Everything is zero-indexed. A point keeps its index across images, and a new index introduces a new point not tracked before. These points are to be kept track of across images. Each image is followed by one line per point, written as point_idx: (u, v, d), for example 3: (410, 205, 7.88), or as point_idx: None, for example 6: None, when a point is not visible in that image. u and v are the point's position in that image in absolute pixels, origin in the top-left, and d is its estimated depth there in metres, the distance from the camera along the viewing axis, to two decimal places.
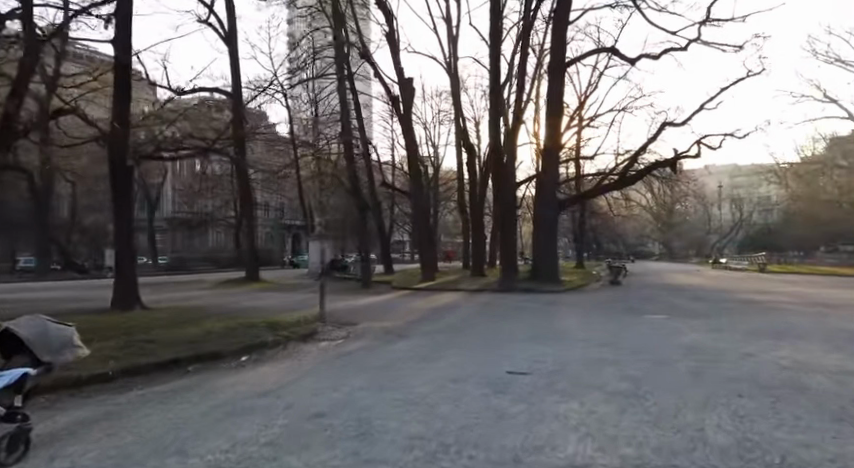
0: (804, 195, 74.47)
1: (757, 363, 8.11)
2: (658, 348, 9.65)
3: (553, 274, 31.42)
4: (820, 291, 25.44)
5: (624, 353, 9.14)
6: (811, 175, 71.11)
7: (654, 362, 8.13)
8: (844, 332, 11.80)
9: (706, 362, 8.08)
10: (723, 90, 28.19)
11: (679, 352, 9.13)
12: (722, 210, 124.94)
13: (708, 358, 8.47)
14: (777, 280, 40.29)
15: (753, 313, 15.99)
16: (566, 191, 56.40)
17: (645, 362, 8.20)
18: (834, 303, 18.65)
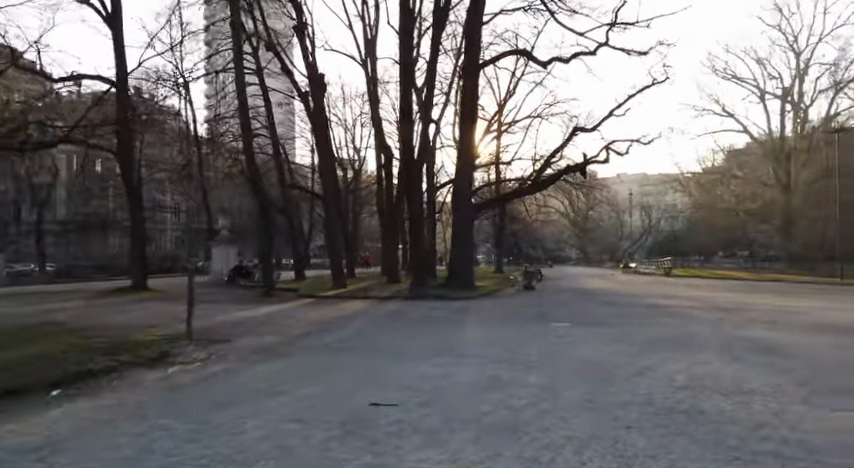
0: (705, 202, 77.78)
1: (653, 382, 7.46)
2: (553, 365, 8.90)
3: (467, 281, 30.84)
4: (719, 295, 26.47)
5: (515, 373, 8.31)
6: (711, 184, 76.30)
7: (545, 385, 7.28)
8: (739, 340, 11.68)
9: (600, 384, 7.32)
10: (630, 96, 28.89)
11: (574, 370, 8.39)
12: (633, 217, 131.52)
13: (602, 378, 7.76)
14: (681, 283, 42.13)
15: (655, 319, 15.84)
16: (486, 196, 56.68)
17: (534, 385, 7.38)
18: (727, 307, 19.08)
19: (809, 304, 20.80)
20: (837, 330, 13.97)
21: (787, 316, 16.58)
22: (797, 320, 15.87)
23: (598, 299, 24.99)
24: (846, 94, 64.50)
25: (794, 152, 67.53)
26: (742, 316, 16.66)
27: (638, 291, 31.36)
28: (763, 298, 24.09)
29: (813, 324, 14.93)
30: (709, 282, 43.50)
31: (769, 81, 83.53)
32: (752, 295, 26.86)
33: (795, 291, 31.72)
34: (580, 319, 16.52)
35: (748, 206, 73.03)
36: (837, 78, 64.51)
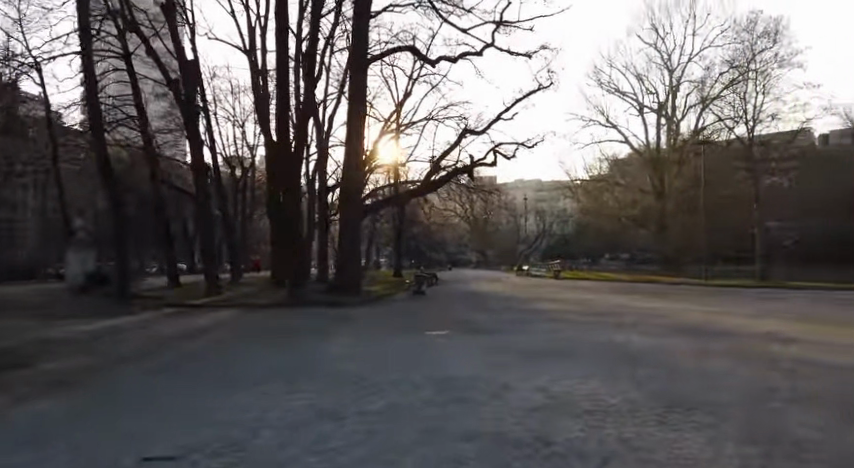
0: (591, 208, 81.71)
1: (508, 403, 6.66)
2: (407, 387, 7.88)
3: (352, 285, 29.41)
4: (599, 297, 27.14)
5: (363, 401, 7.14)
6: (596, 192, 80.54)
7: (386, 416, 6.20)
8: (606, 347, 11.40)
9: (449, 410, 6.40)
10: (517, 100, 29.15)
11: (428, 393, 7.43)
12: (529, 221, 136.60)
13: (454, 401, 6.85)
14: (568, 285, 43.62)
15: (532, 324, 15.41)
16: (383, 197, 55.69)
17: (376, 416, 6.24)
18: (602, 310, 19.28)
19: (677, 305, 21.70)
20: (699, 332, 14.26)
21: (656, 319, 16.89)
22: (666, 322, 16.15)
23: (483, 304, 24.69)
24: (711, 110, 70.80)
25: (668, 162, 74.14)
26: (615, 319, 16.78)
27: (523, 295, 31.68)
28: (637, 300, 24.95)
29: (678, 327, 15.23)
30: (592, 285, 45.33)
31: (647, 95, 90.31)
32: (627, 297, 27.89)
33: (667, 293, 33.51)
34: (459, 326, 15.82)
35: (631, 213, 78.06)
36: (704, 95, 70.68)
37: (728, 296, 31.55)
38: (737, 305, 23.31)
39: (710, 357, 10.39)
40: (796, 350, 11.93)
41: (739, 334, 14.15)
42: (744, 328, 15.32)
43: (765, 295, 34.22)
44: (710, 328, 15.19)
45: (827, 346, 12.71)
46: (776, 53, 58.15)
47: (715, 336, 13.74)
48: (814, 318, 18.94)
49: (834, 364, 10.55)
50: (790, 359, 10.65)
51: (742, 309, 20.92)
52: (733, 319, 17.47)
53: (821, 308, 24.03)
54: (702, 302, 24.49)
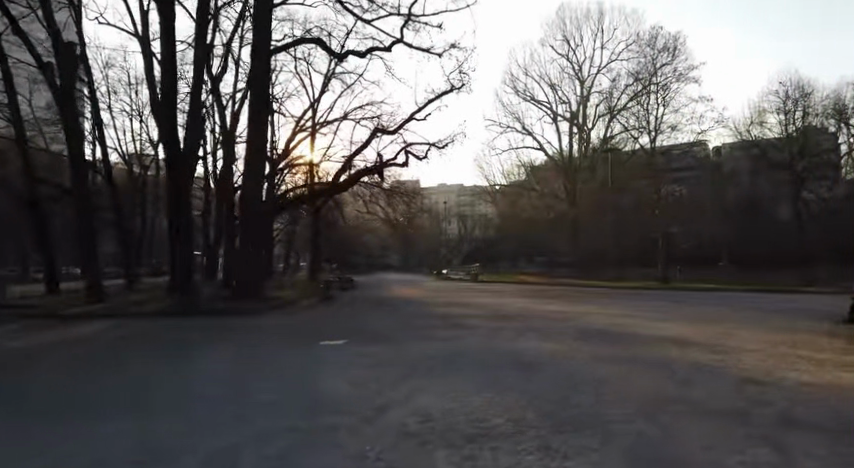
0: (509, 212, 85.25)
1: (388, 426, 5.86)
2: (278, 414, 6.83)
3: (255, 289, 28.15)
4: (510, 301, 27.04)
5: (220, 429, 5.98)
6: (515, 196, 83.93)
7: (236, 445, 5.19)
8: (505, 356, 10.85)
9: (312, 438, 5.48)
10: (430, 101, 28.57)
11: (299, 420, 6.45)
12: (450, 226, 137.85)
13: (326, 429, 5.93)
14: (483, 289, 43.77)
15: (434, 332, 14.75)
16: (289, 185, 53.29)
17: (224, 442, 5.21)
18: (508, 315, 18.90)
19: (582, 308, 21.87)
20: (601, 337, 14.05)
21: (560, 324, 16.68)
22: (570, 327, 15.96)
23: (391, 309, 23.76)
24: (618, 120, 74.24)
25: (580, 169, 77.77)
26: (519, 324, 16.38)
27: (436, 299, 31.12)
28: (545, 304, 25.01)
29: (581, 331, 15.01)
30: (505, 288, 45.75)
31: (561, 105, 93.75)
32: (537, 300, 28.00)
33: (575, 296, 34.20)
34: (358, 335, 14.85)
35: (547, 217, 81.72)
36: (611, 106, 73.96)
37: (632, 298, 32.53)
38: (639, 307, 23.88)
39: (607, 365, 10.00)
40: (689, 355, 11.89)
41: (639, 338, 14.09)
42: (642, 331, 15.39)
43: (664, 296, 35.78)
44: (612, 332, 15.09)
45: (719, 349, 12.84)
46: (675, 69, 61.96)
47: (616, 341, 13.57)
48: (708, 320, 19.58)
49: (726, 368, 10.50)
50: (684, 366, 10.49)
51: (643, 311, 21.36)
52: (634, 323, 17.60)
53: (715, 309, 25.13)
54: (607, 305, 24.88)
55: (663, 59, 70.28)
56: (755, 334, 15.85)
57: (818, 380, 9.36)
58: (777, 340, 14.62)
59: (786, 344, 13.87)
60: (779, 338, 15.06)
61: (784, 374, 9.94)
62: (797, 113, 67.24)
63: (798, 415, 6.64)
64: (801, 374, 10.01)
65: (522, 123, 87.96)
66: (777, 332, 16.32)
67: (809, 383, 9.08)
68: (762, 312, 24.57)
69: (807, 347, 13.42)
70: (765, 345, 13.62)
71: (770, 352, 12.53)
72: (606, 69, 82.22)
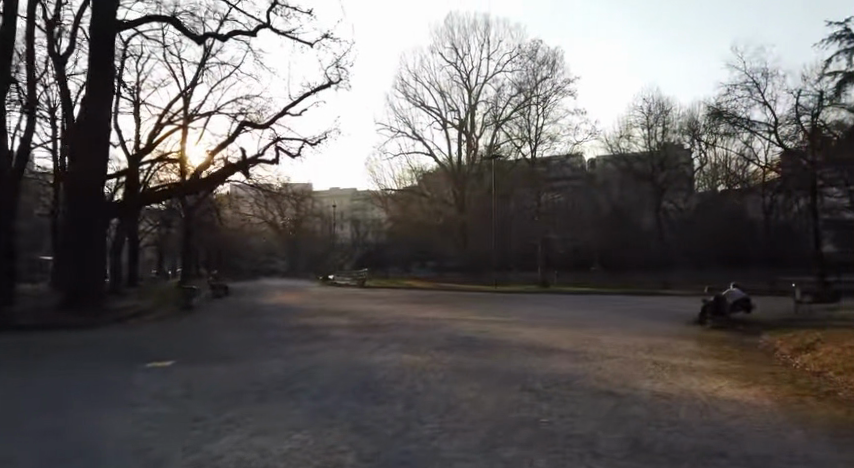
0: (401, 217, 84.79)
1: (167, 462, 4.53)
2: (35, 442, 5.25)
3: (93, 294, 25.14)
4: (387, 308, 25.93)
5: None
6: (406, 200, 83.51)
7: None
8: (355, 373, 9.71)
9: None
10: (305, 95, 26.74)
11: (56, 448, 4.94)
12: (341, 230, 134.89)
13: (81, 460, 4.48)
14: (366, 295, 42.37)
15: (289, 346, 13.29)
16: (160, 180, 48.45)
17: None
18: (376, 323, 17.76)
19: (457, 315, 21.27)
20: (467, 347, 13.36)
21: (426, 332, 15.89)
22: (437, 335, 15.21)
23: (254, 318, 21.74)
24: (503, 130, 76.49)
25: (468, 175, 79.03)
26: (384, 334, 15.30)
27: (310, 306, 29.33)
28: (421, 310, 24.22)
29: (446, 340, 14.26)
30: (388, 293, 44.74)
31: (450, 112, 95.27)
32: (414, 305, 27.17)
33: (456, 301, 33.85)
34: (201, 352, 13.02)
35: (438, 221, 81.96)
36: (497, 117, 76.14)
37: (508, 303, 32.87)
38: (512, 312, 23.80)
39: (464, 380, 9.11)
40: (553, 365, 11.41)
41: (504, 347, 13.54)
42: (508, 339, 14.94)
43: (542, 300, 36.56)
44: (478, 341, 14.45)
45: (580, 356, 12.62)
46: (555, 82, 64.95)
47: (479, 351, 12.89)
48: (576, 324, 19.78)
49: (584, 378, 10.05)
50: (543, 378, 9.90)
51: (515, 316, 21.23)
52: (504, 329, 17.24)
53: (583, 312, 25.80)
54: (482, 310, 24.58)
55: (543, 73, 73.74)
56: (617, 339, 16.05)
57: (670, 390, 9.13)
58: (635, 344, 14.82)
59: (641, 349, 14.07)
60: (638, 342, 15.28)
61: (640, 383, 9.64)
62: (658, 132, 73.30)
63: (649, 436, 6.05)
64: (654, 382, 9.83)
65: (412, 129, 88.13)
66: (636, 337, 16.66)
67: (663, 394, 8.80)
68: (625, 314, 25.59)
69: (660, 351, 13.67)
70: (622, 350, 13.68)
71: (628, 359, 12.45)
72: (492, 80, 84.81)
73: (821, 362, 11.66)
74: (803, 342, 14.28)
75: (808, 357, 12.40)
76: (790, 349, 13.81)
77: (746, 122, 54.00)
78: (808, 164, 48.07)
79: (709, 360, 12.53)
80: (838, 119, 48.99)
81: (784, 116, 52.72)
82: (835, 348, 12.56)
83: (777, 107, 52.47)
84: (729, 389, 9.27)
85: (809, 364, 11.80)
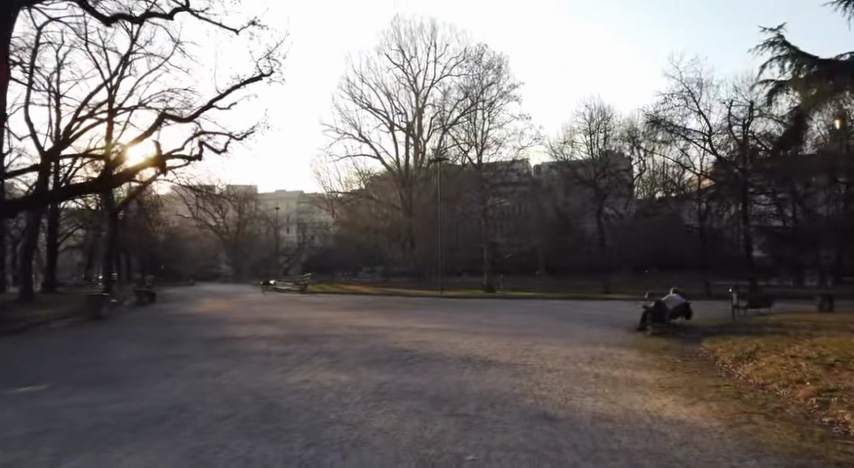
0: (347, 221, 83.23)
1: None
2: None
3: None
4: (322, 315, 24.41)
5: None
6: (353, 203, 81.75)
7: None
8: (258, 395, 8.35)
9: None
10: (233, 88, 24.94)
11: None
12: (286, 233, 131.04)
13: None
14: (306, 301, 40.62)
15: (194, 362, 11.73)
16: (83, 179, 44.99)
17: None
18: (304, 333, 16.39)
19: (394, 323, 20.05)
20: (397, 361, 12.22)
21: (357, 343, 14.66)
22: (368, 347, 13.99)
23: (173, 329, 19.92)
24: (451, 134, 76.08)
25: (415, 179, 78.31)
26: (310, 346, 13.95)
27: (240, 313, 27.54)
28: (357, 317, 22.88)
29: (377, 353, 13.09)
30: (329, 299, 43.17)
31: (398, 114, 94.41)
32: (353, 312, 25.91)
33: (397, 307, 32.62)
34: (87, 372, 11.28)
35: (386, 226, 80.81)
36: (444, 121, 75.85)
37: (451, 308, 32.13)
38: (453, 318, 22.97)
39: (384, 403, 7.96)
40: (487, 382, 10.44)
41: (438, 360, 12.52)
42: (444, 350, 13.93)
43: (486, 306, 35.84)
44: (412, 353, 13.33)
45: (518, 370, 11.72)
46: (501, 88, 65.16)
47: (411, 365, 11.77)
48: (517, 332, 19.06)
49: (520, 397, 9.07)
50: (477, 397, 8.86)
51: (454, 324, 20.29)
52: (440, 339, 16.22)
53: (526, 318, 25.24)
54: (420, 317, 23.64)
55: (489, 78, 74.02)
56: (558, 348, 15.37)
57: (613, 410, 8.29)
58: (576, 355, 14.11)
59: (582, 359, 13.35)
60: (579, 352, 14.61)
61: (580, 402, 8.78)
62: (600, 140, 74.83)
63: None
64: (595, 399, 9.00)
65: (358, 131, 86.69)
66: (577, 346, 16.02)
67: (605, 415, 7.90)
68: (568, 320, 25.17)
69: (601, 362, 13.01)
70: (563, 362, 12.93)
71: (568, 372, 11.66)
72: (440, 83, 84.54)
73: (762, 373, 11.26)
74: (742, 351, 13.97)
75: (749, 368, 11.99)
76: (731, 358, 13.45)
77: (683, 129, 55.50)
78: (740, 172, 49.83)
79: (651, 371, 11.89)
80: (766, 130, 51.08)
81: (717, 126, 54.53)
82: (777, 358, 12.18)
83: (711, 117, 54.29)
84: (674, 407, 8.53)
85: (750, 375, 11.38)
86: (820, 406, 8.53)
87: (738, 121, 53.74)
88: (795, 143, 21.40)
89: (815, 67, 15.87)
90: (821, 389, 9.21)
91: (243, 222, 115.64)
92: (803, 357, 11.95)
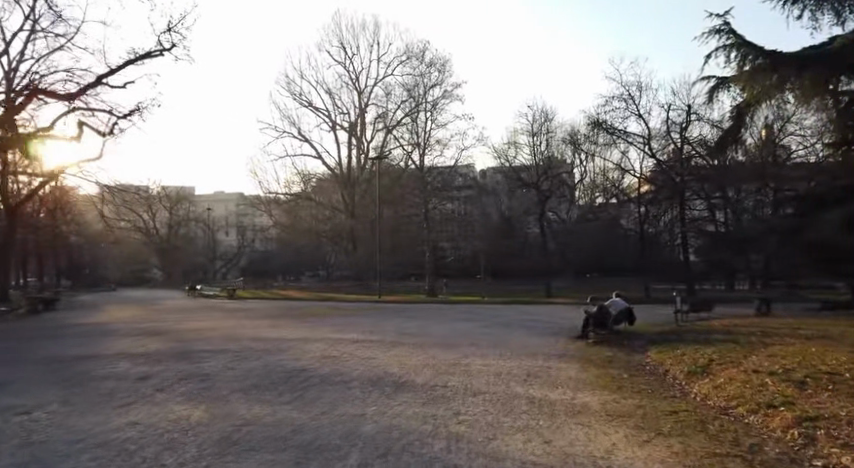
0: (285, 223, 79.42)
1: None
2: None
3: None
4: (232, 325, 21.44)
5: None
6: (293, 204, 77.98)
7: None
8: (40, 450, 5.63)
9: None
10: (126, 62, 21.56)
11: None
12: (225, 235, 124.87)
13: None
14: (229, 308, 37.25)
15: (7, 395, 8.78)
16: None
17: None
18: (188, 349, 13.55)
19: (308, 334, 17.44)
20: (287, 384, 9.73)
21: (248, 361, 11.99)
22: (260, 366, 11.39)
23: (36, 344, 16.60)
24: (393, 135, 73.79)
25: (357, 181, 75.95)
26: (185, 366, 11.20)
27: (142, 322, 24.22)
28: (269, 327, 20.10)
29: (264, 374, 10.51)
30: (256, 306, 39.81)
31: (340, 113, 91.56)
32: (269, 321, 23.06)
33: (324, 314, 29.86)
34: None
35: (327, 228, 77.58)
36: (388, 123, 73.95)
37: (383, 315, 29.70)
38: (379, 327, 20.61)
39: (223, 460, 5.40)
40: (395, 412, 8.11)
41: (341, 380, 10.13)
42: (352, 368, 11.51)
43: (424, 312, 33.59)
44: (310, 372, 10.82)
45: (437, 394, 9.43)
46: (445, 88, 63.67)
47: (303, 390, 9.29)
48: (447, 342, 16.85)
49: (432, 438, 6.75)
50: (371, 440, 6.48)
51: (377, 334, 17.93)
52: (355, 353, 13.76)
53: (461, 326, 23.20)
54: (343, 326, 21.16)
55: (433, 79, 72.47)
56: (491, 363, 13.20)
57: (547, 457, 6.11)
58: (509, 371, 11.99)
59: (515, 378, 11.24)
60: (512, 368, 12.49)
61: (505, 444, 6.57)
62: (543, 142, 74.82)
63: None
64: (525, 439, 6.83)
65: (298, 129, 83.26)
66: (512, 359, 13.93)
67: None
68: (506, 328, 23.28)
69: (537, 381, 10.93)
70: (494, 380, 10.80)
71: (497, 395, 9.49)
72: (383, 82, 82.37)
73: (722, 393, 9.48)
74: (695, 363, 12.23)
75: (705, 386, 10.23)
76: (683, 373, 11.69)
77: (623, 133, 55.46)
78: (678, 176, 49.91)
79: (595, 393, 9.88)
80: (702, 136, 51.39)
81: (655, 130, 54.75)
82: (736, 374, 10.48)
83: (649, 120, 54.45)
84: (627, 449, 6.46)
85: (709, 395, 9.57)
86: (805, 441, 6.68)
87: (676, 126, 54.20)
88: (739, 145, 18.75)
89: (761, 58, 12.46)
90: (801, 416, 7.40)
91: (174, 223, 109.29)
92: (766, 372, 10.28)
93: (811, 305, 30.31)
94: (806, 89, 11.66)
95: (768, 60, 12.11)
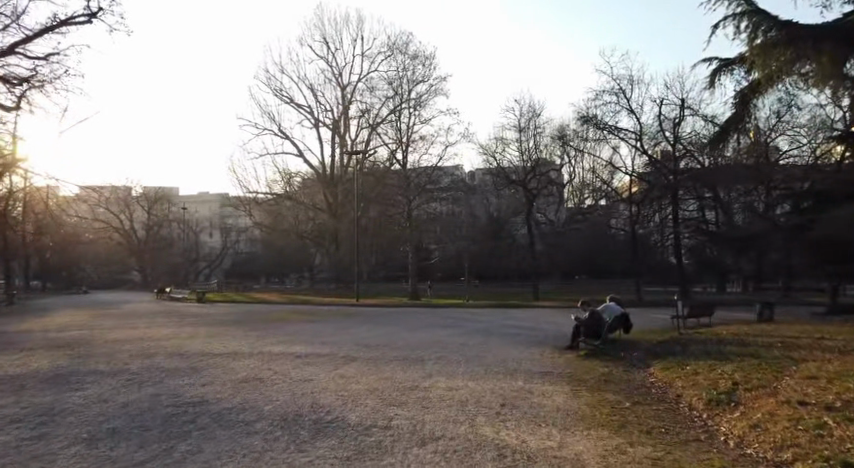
0: (265, 223, 76.01)
1: None
2: None
3: None
4: (168, 335, 18.55)
5: None
6: (272, 206, 74.33)
7: None
8: None
9: None
10: (43, 31, 18.60)
11: None
12: (207, 237, 120.83)
13: None
14: (192, 312, 34.21)
15: None
16: None
17: None
18: (76, 371, 10.74)
19: (247, 347, 14.68)
20: (161, 427, 6.91)
21: (141, 388, 9.22)
22: (148, 397, 8.59)
23: None
24: (378, 133, 70.99)
25: (338, 179, 72.71)
26: (47, 397, 8.44)
27: (73, 330, 21.39)
28: (205, 338, 17.25)
29: (144, 410, 7.73)
30: (221, 310, 37.07)
31: (322, 110, 88.47)
32: (214, 330, 20.35)
33: (284, 320, 27.03)
34: None
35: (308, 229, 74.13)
36: (372, 120, 71.25)
37: (352, 321, 27.09)
38: (337, 338, 17.93)
39: None
40: None
41: (243, 419, 7.33)
42: (273, 397, 8.74)
43: (401, 317, 30.79)
44: (211, 404, 8.06)
45: (372, 442, 6.66)
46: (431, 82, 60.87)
47: (179, 439, 6.48)
48: (409, 357, 14.20)
49: None
50: None
51: (329, 347, 15.22)
52: (288, 373, 11.03)
53: (433, 335, 20.59)
54: (296, 336, 18.49)
55: (418, 73, 69.93)
56: (459, 386, 10.56)
57: None
58: (479, 400, 9.30)
59: (485, 410, 8.53)
60: (485, 394, 9.85)
61: None
62: (530, 140, 71.33)
63: None
64: None
65: (279, 126, 80.11)
66: (484, 380, 11.26)
67: None
68: (485, 336, 20.68)
69: (514, 416, 8.22)
70: (455, 415, 8.08)
71: (456, 443, 6.75)
72: (367, 78, 79.52)
73: (764, 439, 6.90)
74: (715, 388, 9.69)
75: (739, 423, 7.64)
76: (703, 402, 9.09)
77: (612, 128, 53.07)
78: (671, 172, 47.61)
79: (591, 436, 7.20)
80: (695, 133, 49.41)
81: (647, 125, 52.08)
82: (777, 407, 7.87)
83: (641, 115, 52.07)
84: None
85: (747, 440, 7.02)
86: None
87: (669, 121, 52.11)
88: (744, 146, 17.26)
89: (774, 30, 12.31)
90: None
91: (153, 224, 105.47)
92: (818, 404, 7.71)
93: (818, 310, 27.97)
94: (824, 68, 11.62)
95: (783, 34, 12.00)
